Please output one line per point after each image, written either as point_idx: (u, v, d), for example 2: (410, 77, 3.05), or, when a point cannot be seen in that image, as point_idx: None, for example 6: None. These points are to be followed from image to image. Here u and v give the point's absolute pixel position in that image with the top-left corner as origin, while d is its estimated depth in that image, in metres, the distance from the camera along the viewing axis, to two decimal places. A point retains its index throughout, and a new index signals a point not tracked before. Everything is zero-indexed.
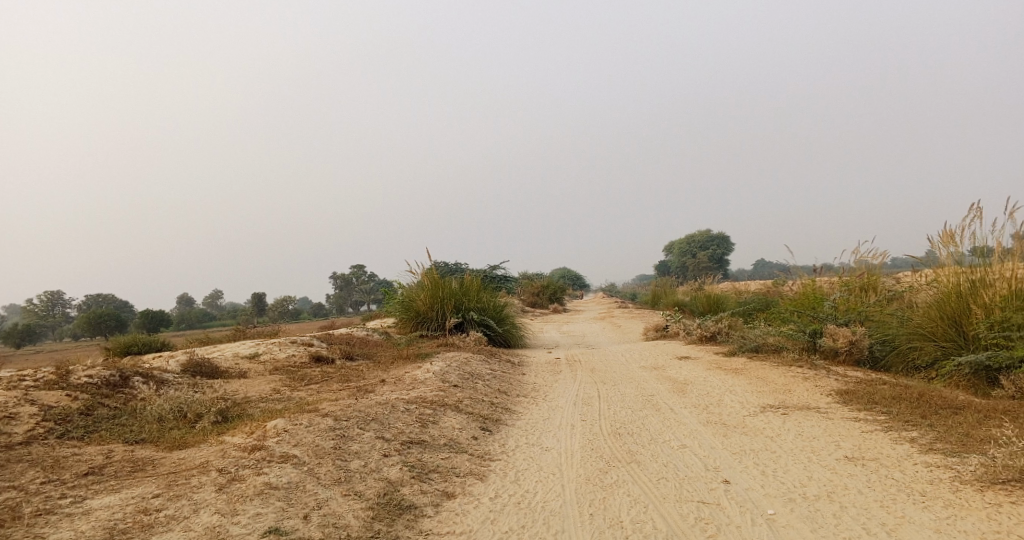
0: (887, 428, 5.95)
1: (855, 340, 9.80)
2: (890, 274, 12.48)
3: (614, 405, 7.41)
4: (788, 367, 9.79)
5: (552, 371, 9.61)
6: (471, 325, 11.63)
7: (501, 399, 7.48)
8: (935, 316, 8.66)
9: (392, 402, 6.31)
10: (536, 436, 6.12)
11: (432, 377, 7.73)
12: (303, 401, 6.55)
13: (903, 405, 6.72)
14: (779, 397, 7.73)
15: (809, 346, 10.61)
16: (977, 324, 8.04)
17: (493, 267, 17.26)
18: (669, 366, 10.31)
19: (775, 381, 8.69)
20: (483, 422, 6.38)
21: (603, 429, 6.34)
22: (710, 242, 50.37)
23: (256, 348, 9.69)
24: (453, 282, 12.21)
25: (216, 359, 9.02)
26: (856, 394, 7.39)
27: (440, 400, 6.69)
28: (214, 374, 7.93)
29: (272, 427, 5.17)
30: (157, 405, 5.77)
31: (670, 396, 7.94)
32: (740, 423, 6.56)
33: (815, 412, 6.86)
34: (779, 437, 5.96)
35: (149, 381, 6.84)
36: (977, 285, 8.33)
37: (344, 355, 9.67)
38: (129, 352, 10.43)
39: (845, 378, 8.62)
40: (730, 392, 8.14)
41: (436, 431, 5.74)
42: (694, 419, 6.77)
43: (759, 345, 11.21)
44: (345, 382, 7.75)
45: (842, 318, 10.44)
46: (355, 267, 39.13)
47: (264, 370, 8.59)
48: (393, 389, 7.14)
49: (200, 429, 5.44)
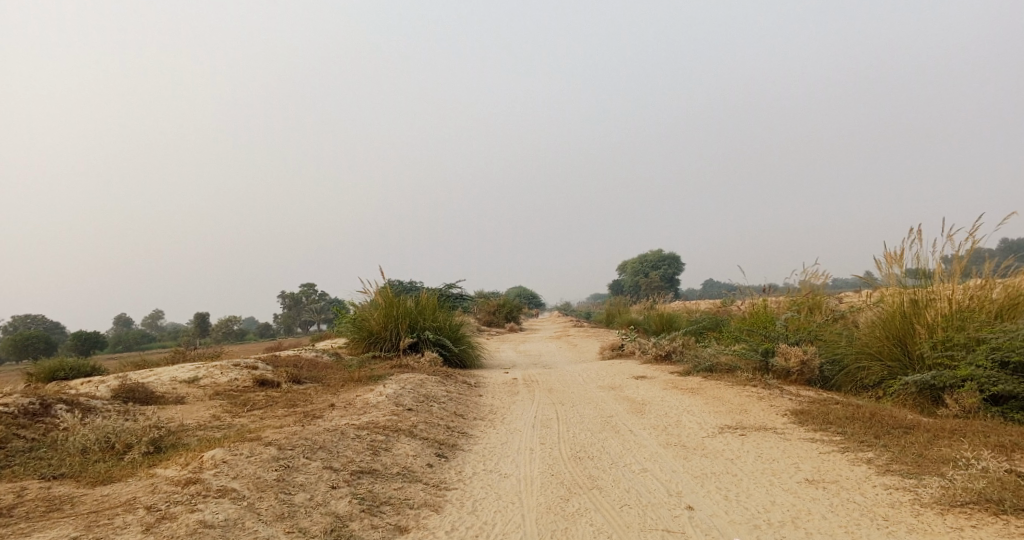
0: (845, 449, 5.92)
1: (807, 359, 9.85)
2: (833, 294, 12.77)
3: (572, 427, 7.23)
4: (742, 386, 9.80)
5: (508, 392, 9.39)
6: (425, 345, 11.33)
7: (457, 423, 7.21)
8: (881, 336, 8.77)
9: (342, 428, 5.99)
10: (493, 462, 5.88)
11: (385, 401, 7.42)
12: (245, 428, 6.16)
13: (858, 424, 6.73)
14: (736, 417, 7.67)
15: (761, 365, 10.62)
16: (921, 343, 8.19)
17: (448, 286, 17.00)
18: (626, 386, 10.22)
19: (731, 400, 8.66)
20: (438, 448, 6.11)
21: (562, 454, 6.14)
22: (660, 263, 51.19)
23: (196, 371, 9.20)
24: (407, 300, 11.90)
25: (151, 384, 8.51)
26: (811, 414, 7.39)
27: (392, 425, 6.39)
28: (149, 400, 7.45)
29: (209, 458, 4.80)
30: (82, 436, 5.33)
31: (628, 417, 7.80)
32: (700, 445, 6.45)
33: (773, 432, 6.81)
34: (740, 459, 5.86)
35: (75, 409, 6.35)
36: (921, 305, 8.48)
37: (291, 378, 9.26)
38: (57, 378, 9.79)
39: (799, 398, 8.65)
40: (687, 412, 8.06)
41: (389, 459, 5.45)
42: (654, 441, 6.64)
43: (713, 365, 11.22)
44: (291, 407, 7.37)
45: (793, 338, 10.53)
46: (304, 286, 38.25)
47: (204, 395, 8.13)
48: (343, 414, 6.81)
49: (129, 462, 5.03)
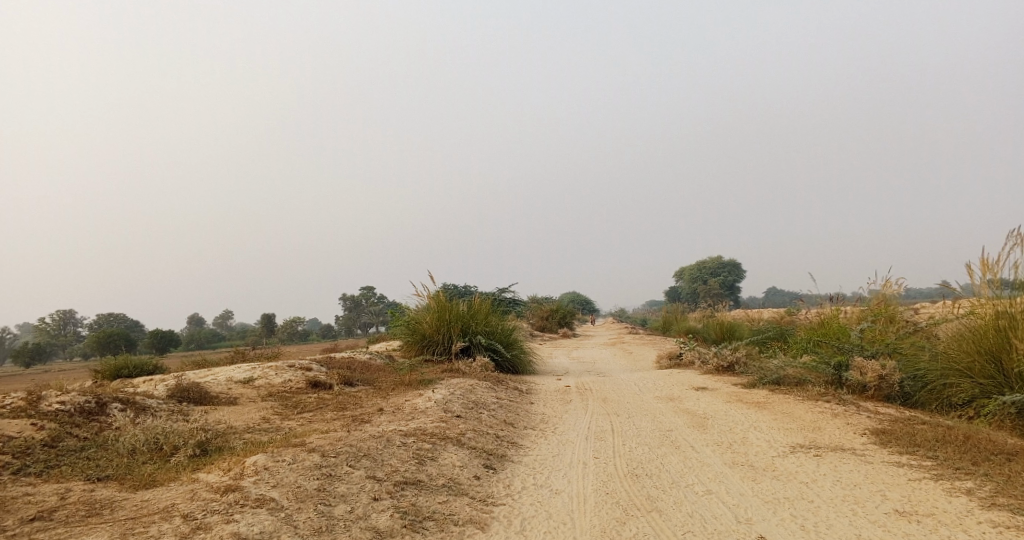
0: (937, 477, 5.34)
1: (885, 374, 9.11)
2: (909, 304, 11.92)
3: (629, 440, 6.83)
4: (814, 402, 9.15)
5: (562, 400, 9.03)
6: (478, 350, 11.09)
7: (507, 432, 6.91)
8: (971, 350, 8.03)
9: (388, 435, 5.77)
10: (545, 476, 5.55)
11: (433, 407, 7.17)
12: (292, 432, 6.02)
13: (949, 448, 6.11)
14: (809, 436, 7.11)
15: (833, 379, 9.91)
16: (1019, 361, 7.45)
17: (503, 291, 16.77)
18: (687, 397, 9.71)
19: (802, 417, 8.07)
20: (487, 459, 5.83)
21: (619, 470, 5.76)
22: (720, 269, 49.96)
23: (251, 372, 9.20)
24: (461, 304, 11.69)
25: (207, 383, 8.53)
26: (894, 434, 6.78)
27: (440, 433, 6.14)
28: (202, 400, 7.42)
29: (251, 464, 4.64)
30: (130, 436, 5.26)
31: (690, 432, 7.34)
32: (770, 466, 5.95)
33: (851, 454, 6.25)
34: (816, 483, 5.36)
35: (128, 407, 6.34)
36: (1018, 319, 7.72)
37: (343, 380, 9.14)
38: (119, 376, 9.97)
39: (877, 416, 8.00)
40: (754, 429, 7.53)
41: (434, 470, 5.19)
42: (719, 460, 6.18)
43: (780, 377, 10.57)
44: (340, 411, 7.22)
45: (868, 350, 9.80)
46: (364, 288, 38.83)
47: (257, 396, 8.09)
48: (391, 419, 6.60)
49: (174, 465, 4.92)
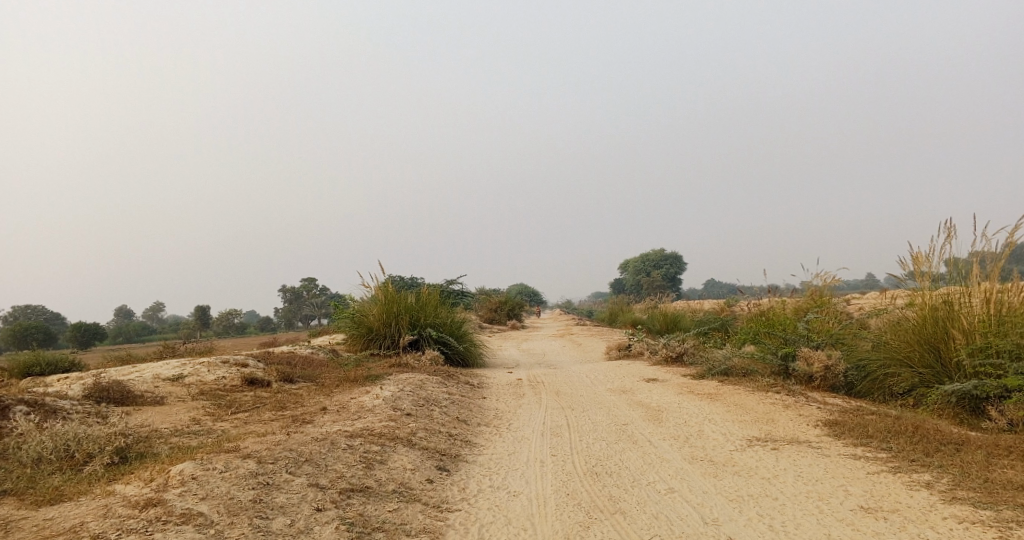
0: (894, 470, 5.29)
1: (831, 365, 9.14)
2: (845, 294, 12.12)
3: (585, 436, 6.61)
4: (763, 393, 9.13)
5: (514, 394, 8.75)
6: (427, 342, 10.70)
7: (460, 430, 6.57)
8: (912, 340, 8.11)
9: (332, 437, 5.35)
10: (501, 477, 5.26)
11: (381, 405, 6.77)
12: (226, 435, 5.53)
13: (901, 439, 6.11)
14: (764, 428, 7.03)
15: (780, 370, 9.92)
16: (958, 351, 7.53)
17: (451, 282, 16.38)
18: (639, 389, 9.58)
19: (755, 409, 8.02)
20: (440, 460, 5.49)
21: (577, 468, 5.52)
22: (662, 261, 50.71)
23: (180, 369, 8.57)
24: (410, 295, 11.26)
25: (131, 381, 7.89)
26: (846, 425, 6.76)
27: (389, 433, 5.76)
28: (124, 400, 6.81)
29: (176, 473, 4.17)
30: (36, 444, 4.71)
31: (646, 426, 7.17)
32: (730, 461, 5.82)
33: (808, 447, 6.17)
34: (778, 479, 5.23)
35: (36, 411, 5.73)
36: (956, 308, 7.82)
37: (282, 377, 8.61)
38: (31, 374, 9.17)
39: (827, 406, 8.00)
40: (709, 421, 7.42)
41: (383, 474, 4.82)
42: (677, 454, 6.02)
43: (728, 369, 10.55)
44: (278, 411, 6.74)
45: (814, 341, 9.83)
46: (305, 279, 37.76)
47: (187, 394, 7.52)
48: (336, 419, 6.18)
49: (87, 475, 4.41)
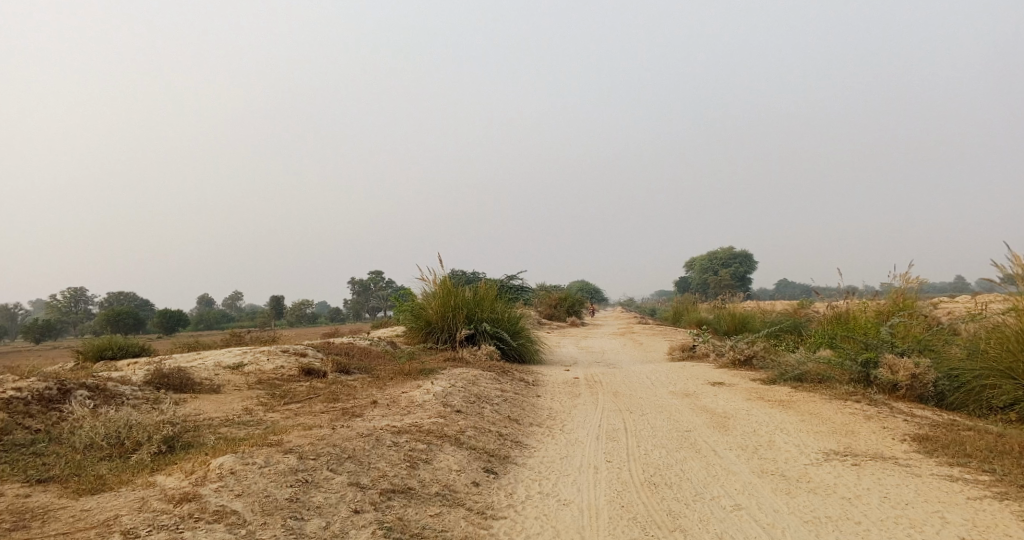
0: (1000, 497, 4.72)
1: (918, 373, 8.32)
2: (929, 297, 11.25)
3: (645, 442, 6.22)
4: (841, 402, 8.46)
5: (570, 394, 8.41)
6: (484, 337, 10.48)
7: (511, 430, 6.29)
8: (1014, 350, 7.32)
9: (377, 433, 5.15)
10: (552, 483, 4.96)
11: (432, 400, 6.56)
12: (274, 427, 5.43)
13: (1005, 460, 5.46)
14: (842, 441, 6.47)
15: (860, 378, 9.15)
16: None
17: (511, 278, 16.15)
18: (704, 393, 9.06)
19: (832, 419, 7.41)
20: (488, 461, 5.22)
21: (634, 477, 5.16)
22: (730, 259, 49.11)
23: (240, 357, 8.63)
24: (467, 290, 11.06)
25: (192, 368, 7.97)
26: (939, 442, 6.12)
27: (437, 430, 5.54)
28: (183, 387, 6.84)
29: (216, 466, 4.04)
30: (87, 429, 4.68)
31: (711, 433, 6.72)
32: (804, 476, 5.33)
33: (894, 464, 5.60)
34: (861, 500, 4.74)
35: (95, 395, 5.78)
36: None
37: (338, 368, 8.55)
38: (103, 358, 9.45)
39: (915, 419, 7.32)
40: (781, 431, 6.89)
41: (427, 475, 4.60)
42: (745, 466, 5.57)
43: (801, 375, 9.87)
44: (330, 403, 6.63)
45: (899, 347, 9.01)
46: (372, 273, 38.39)
47: (244, 383, 7.52)
48: (384, 414, 6.02)
49: (132, 464, 4.34)
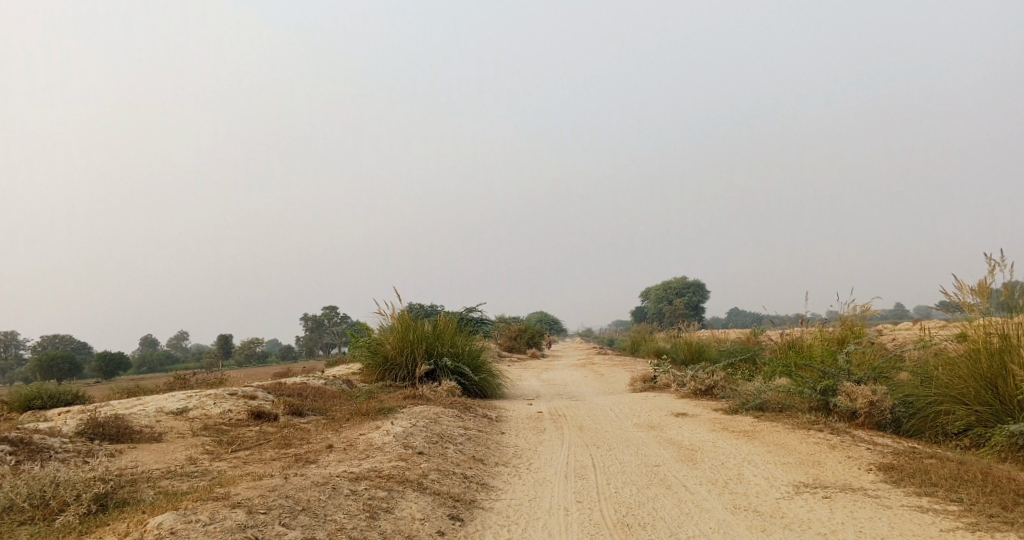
0: (972, 527, 4.67)
1: (876, 400, 8.35)
2: (876, 323, 11.43)
3: (613, 479, 6.02)
4: (805, 432, 8.41)
5: (535, 429, 8.18)
6: (443, 373, 10.17)
7: (476, 471, 6.02)
8: (966, 376, 7.39)
9: (334, 481, 4.82)
10: (521, 528, 4.71)
11: (391, 442, 6.24)
12: (221, 478, 5.04)
13: (971, 488, 5.44)
14: (810, 472, 6.38)
15: (820, 406, 9.15)
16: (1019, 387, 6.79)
17: (470, 310, 15.91)
18: (669, 425, 8.92)
19: (798, 450, 7.34)
20: (453, 507, 4.94)
21: (606, 518, 4.94)
22: (683, 290, 49.77)
23: (185, 401, 8.14)
24: (426, 324, 10.77)
25: (132, 415, 7.47)
26: (904, 471, 6.08)
27: (397, 475, 5.23)
28: (120, 437, 6.36)
29: (153, 527, 3.67)
30: (7, 489, 4.24)
31: (680, 468, 6.56)
32: (777, 511, 5.20)
33: (865, 496, 5.52)
34: (837, 536, 4.62)
35: (20, 450, 5.30)
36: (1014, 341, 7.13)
37: (290, 410, 8.13)
38: (32, 407, 8.80)
39: (878, 447, 7.30)
40: (749, 463, 6.78)
41: (389, 526, 4.30)
42: (717, 503, 5.42)
43: (762, 404, 9.84)
44: (282, 449, 6.25)
45: (855, 375, 9.05)
46: (326, 308, 37.56)
47: (188, 430, 7.07)
48: (341, 459, 5.68)
49: (58, 527, 3.93)
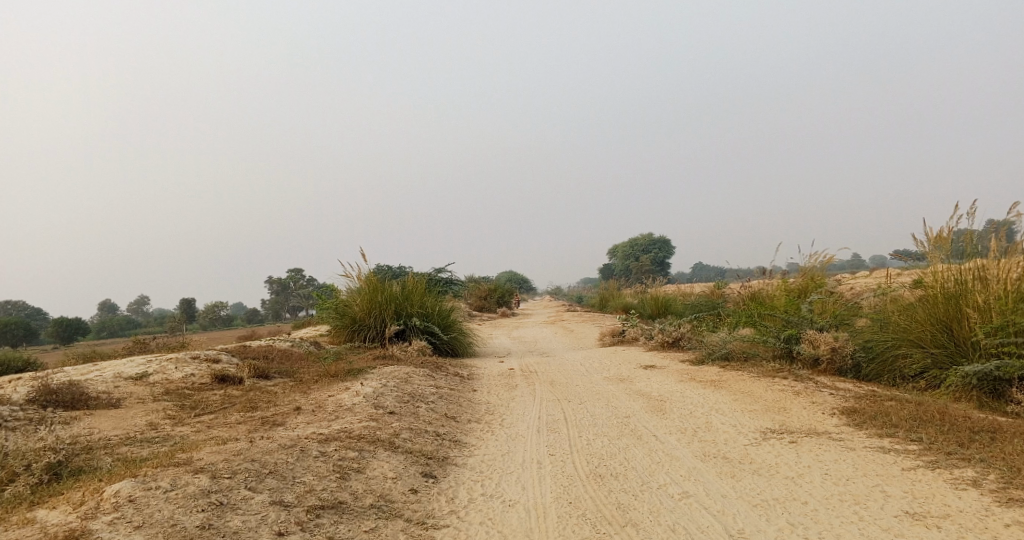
0: (933, 465, 4.79)
1: (838, 347, 8.48)
2: (836, 272, 11.60)
3: (585, 431, 6.04)
4: (770, 380, 8.54)
5: (506, 386, 8.16)
6: (413, 332, 10.07)
7: (448, 429, 5.97)
8: (923, 320, 7.54)
9: (302, 443, 4.72)
10: (494, 483, 4.68)
11: (361, 403, 6.14)
12: (184, 443, 4.89)
13: (930, 428, 5.58)
14: (777, 418, 6.49)
15: (784, 354, 9.30)
16: (974, 329, 6.95)
17: (439, 270, 15.75)
18: (638, 378, 8.99)
19: (764, 397, 7.45)
20: (426, 465, 4.89)
21: (579, 470, 4.95)
22: (648, 246, 50.18)
23: (145, 366, 7.91)
24: (395, 284, 10.60)
25: (89, 382, 7.23)
26: (867, 413, 6.21)
27: (369, 435, 5.14)
28: (75, 404, 6.14)
29: (111, 495, 3.54)
30: None
31: (650, 418, 6.61)
32: (746, 457, 5.27)
33: (830, 439, 5.63)
34: (804, 478, 4.70)
35: None
36: (969, 285, 7.27)
37: (256, 373, 7.96)
38: None
39: (840, 392, 7.45)
40: (717, 412, 6.86)
41: (360, 486, 4.23)
42: (687, 451, 5.47)
43: (728, 354, 9.97)
44: (248, 412, 6.10)
45: (818, 323, 9.19)
46: (292, 271, 36.98)
47: (149, 395, 6.86)
48: (310, 421, 5.57)
49: (9, 499, 3.76)
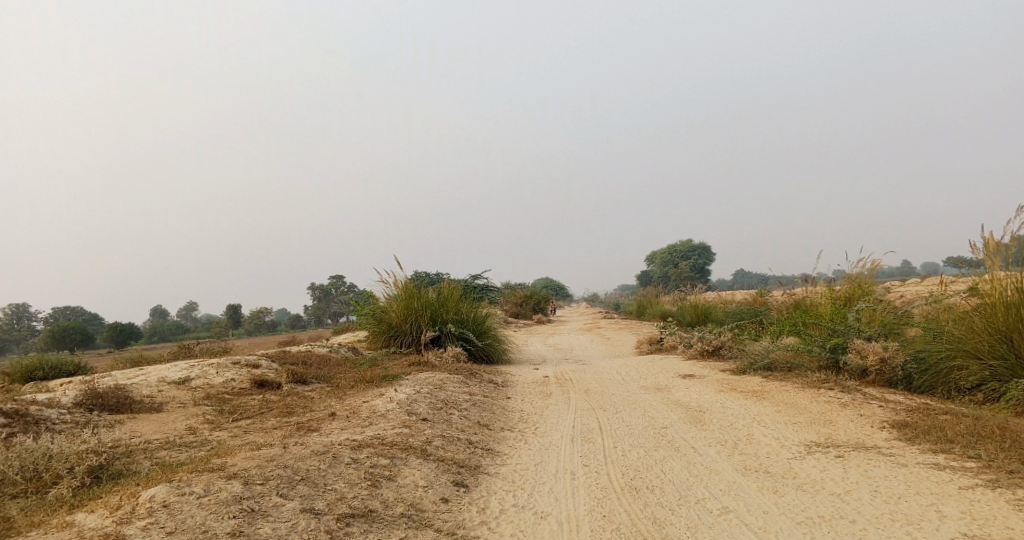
0: (992, 484, 4.53)
1: (887, 357, 8.10)
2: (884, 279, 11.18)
3: (621, 442, 5.90)
4: (815, 391, 8.25)
5: (541, 394, 8.06)
6: (449, 339, 10.06)
7: (481, 437, 5.90)
8: (981, 330, 7.22)
9: (335, 449, 4.71)
10: (527, 494, 4.59)
11: (395, 409, 6.12)
12: (220, 448, 4.93)
13: (988, 444, 5.29)
14: (822, 431, 6.25)
15: (830, 363, 8.99)
16: None
17: (476, 277, 15.75)
18: (677, 387, 8.79)
19: (809, 409, 7.20)
20: (458, 474, 4.83)
21: (614, 482, 4.83)
22: (688, 252, 49.45)
23: (187, 371, 8.05)
24: (431, 291, 10.61)
25: (133, 386, 7.38)
26: (919, 428, 5.93)
27: (401, 442, 5.11)
28: (119, 408, 6.27)
29: (145, 500, 3.56)
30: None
31: (689, 429, 6.43)
32: (790, 471, 5.08)
33: (879, 454, 5.38)
34: (852, 496, 4.49)
35: (15, 422, 5.19)
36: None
37: (293, 379, 8.03)
38: (33, 379, 8.74)
39: (890, 404, 7.15)
40: (759, 424, 6.64)
41: (391, 494, 4.19)
42: (728, 464, 5.29)
43: (771, 363, 9.69)
44: (283, 418, 6.14)
45: (866, 332, 8.81)
46: (333, 277, 37.53)
47: (189, 399, 6.97)
48: (344, 427, 5.56)
49: (50, 501, 3.83)
